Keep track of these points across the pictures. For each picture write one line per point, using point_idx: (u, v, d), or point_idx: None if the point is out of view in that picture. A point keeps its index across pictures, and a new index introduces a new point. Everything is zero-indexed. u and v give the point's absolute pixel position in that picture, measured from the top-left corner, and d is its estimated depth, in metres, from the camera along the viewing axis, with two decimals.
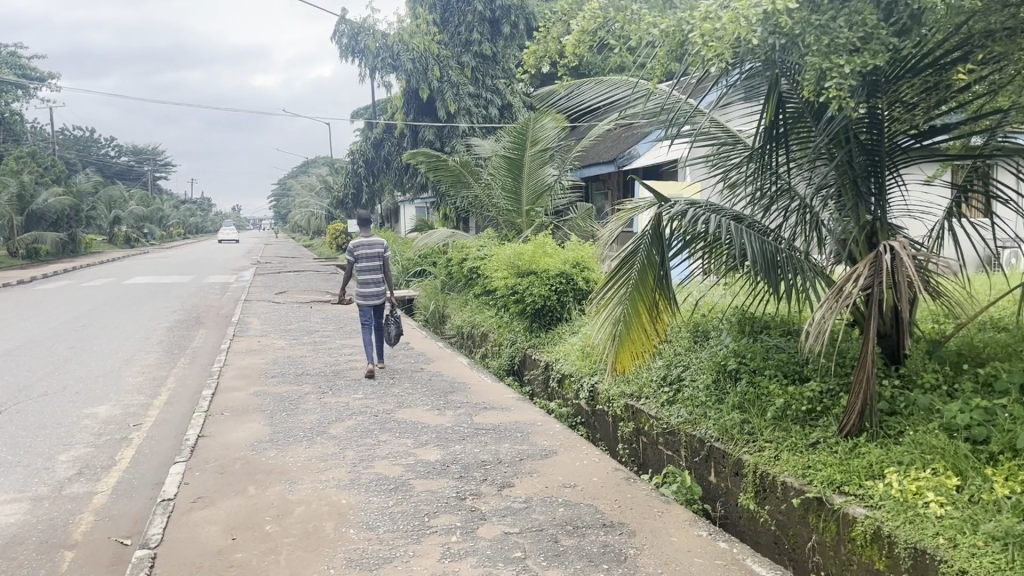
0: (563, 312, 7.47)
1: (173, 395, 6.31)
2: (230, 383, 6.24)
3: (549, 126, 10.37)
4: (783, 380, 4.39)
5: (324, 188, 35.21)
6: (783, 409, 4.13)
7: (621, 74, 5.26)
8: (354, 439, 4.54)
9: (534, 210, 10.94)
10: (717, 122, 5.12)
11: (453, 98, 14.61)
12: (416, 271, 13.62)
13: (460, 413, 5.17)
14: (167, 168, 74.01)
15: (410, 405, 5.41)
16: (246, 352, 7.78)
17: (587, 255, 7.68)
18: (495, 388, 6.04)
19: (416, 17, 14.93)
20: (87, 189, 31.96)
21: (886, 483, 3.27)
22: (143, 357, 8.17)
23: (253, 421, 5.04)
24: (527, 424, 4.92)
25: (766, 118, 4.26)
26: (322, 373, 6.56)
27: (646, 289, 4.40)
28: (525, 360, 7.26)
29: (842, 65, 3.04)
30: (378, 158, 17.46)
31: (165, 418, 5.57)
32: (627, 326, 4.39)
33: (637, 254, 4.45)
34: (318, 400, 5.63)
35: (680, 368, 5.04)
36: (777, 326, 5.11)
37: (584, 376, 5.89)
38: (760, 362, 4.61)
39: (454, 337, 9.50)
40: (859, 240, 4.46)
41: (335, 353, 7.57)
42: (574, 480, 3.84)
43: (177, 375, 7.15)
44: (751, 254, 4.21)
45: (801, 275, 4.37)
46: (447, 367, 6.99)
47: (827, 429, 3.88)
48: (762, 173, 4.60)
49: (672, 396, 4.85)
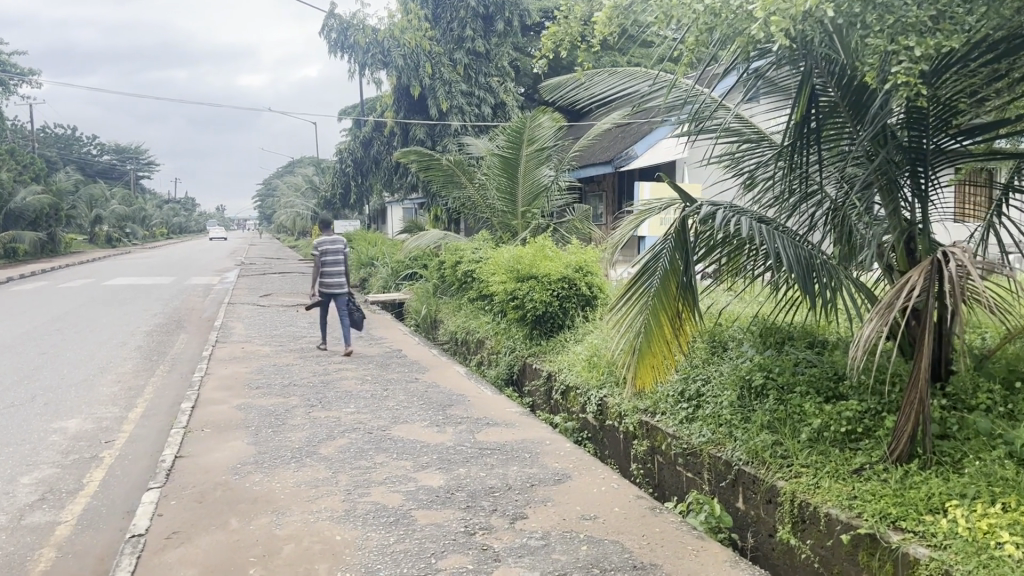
0: (565, 319, 7.09)
1: (150, 408, 5.88)
2: (212, 395, 5.82)
3: (546, 124, 9.98)
4: (816, 397, 4.02)
5: (311, 188, 34.68)
6: (820, 429, 3.77)
7: (638, 66, 4.93)
8: (347, 460, 4.14)
9: (531, 211, 10.56)
10: (741, 118, 4.79)
11: (445, 96, 14.22)
12: (407, 274, 13.21)
13: (461, 431, 4.78)
14: (151, 167, 73.13)
15: (407, 420, 5.02)
16: (229, 361, 7.34)
17: (590, 259, 7.29)
18: (496, 401, 5.66)
19: (407, 12, 14.51)
20: (67, 188, 31.36)
21: (950, 518, 2.93)
22: (119, 364, 7.73)
23: (237, 438, 4.62)
24: (536, 443, 4.54)
25: (797, 114, 3.93)
26: (310, 384, 6.14)
27: (668, 299, 4.01)
28: (525, 369, 6.88)
29: (912, 47, 2.70)
30: (368, 157, 17.03)
31: (140, 435, 5.15)
32: (647, 339, 4.02)
33: (658, 258, 4.06)
34: (307, 414, 5.22)
35: (700, 383, 4.69)
36: (802, 336, 4.75)
37: (591, 389, 5.52)
38: (789, 377, 4.25)
39: (448, 344, 9.11)
40: (897, 245, 4.14)
41: (323, 362, 7.15)
42: (594, 511, 3.46)
43: (156, 385, 6.73)
44: (787, 261, 3.80)
45: (838, 283, 3.98)
46: (443, 377, 6.58)
47: (872, 453, 3.53)
48: (791, 172, 4.27)
49: (692, 413, 4.50)
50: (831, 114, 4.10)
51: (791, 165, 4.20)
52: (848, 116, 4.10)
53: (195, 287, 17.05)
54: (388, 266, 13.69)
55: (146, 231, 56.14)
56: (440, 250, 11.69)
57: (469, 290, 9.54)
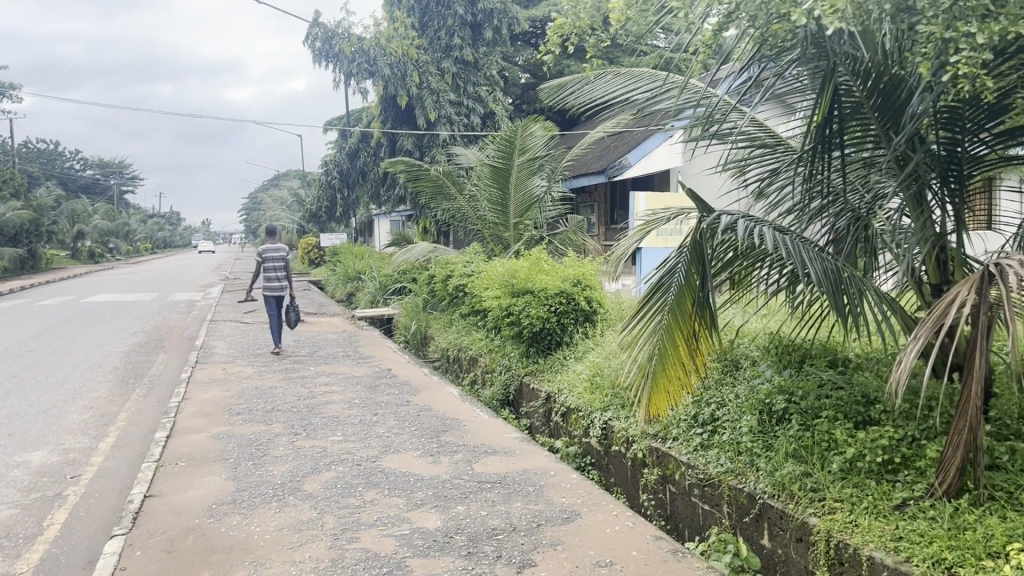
0: (563, 336, 6.74)
1: (122, 438, 5.49)
2: (188, 423, 5.42)
3: (537, 133, 9.67)
4: (845, 421, 3.69)
5: (296, 202, 34.40)
6: (853, 458, 3.45)
7: (645, 67, 4.66)
8: (335, 498, 3.77)
9: (523, 224, 10.26)
10: (755, 121, 4.49)
11: (433, 105, 13.93)
12: (395, 288, 12.87)
13: (458, 461, 4.43)
14: (135, 181, 72.47)
15: (398, 450, 4.66)
16: (209, 383, 6.95)
17: (588, 272, 6.97)
18: (493, 426, 5.31)
19: (394, 20, 14.30)
20: (50, 203, 30.86)
21: (1015, 564, 2.61)
22: (92, 388, 7.33)
23: (213, 473, 4.24)
24: (539, 474, 4.19)
25: (821, 115, 3.64)
26: (294, 409, 5.77)
27: (685, 316, 3.67)
28: (522, 390, 6.53)
29: (973, 34, 2.54)
30: (353, 169, 16.69)
31: (109, 469, 4.76)
32: (662, 362, 3.67)
33: (673, 273, 3.72)
34: (290, 443, 4.85)
35: (714, 407, 4.37)
36: (822, 355, 4.43)
37: (594, 412, 5.18)
38: (813, 401, 3.92)
39: (439, 362, 8.75)
40: (928, 257, 3.83)
41: (308, 384, 6.77)
42: (610, 556, 3.11)
43: (131, 411, 6.33)
44: (816, 274, 3.46)
45: (868, 298, 3.64)
46: (434, 399, 6.21)
47: (914, 486, 3.22)
48: (812, 178, 3.97)
49: (707, 440, 4.19)
50: (855, 115, 3.81)
51: (812, 171, 3.90)
52: (875, 117, 3.80)
53: (177, 304, 16.60)
54: (376, 280, 13.34)
55: (130, 246, 55.52)
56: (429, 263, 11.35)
57: (461, 305, 9.19)
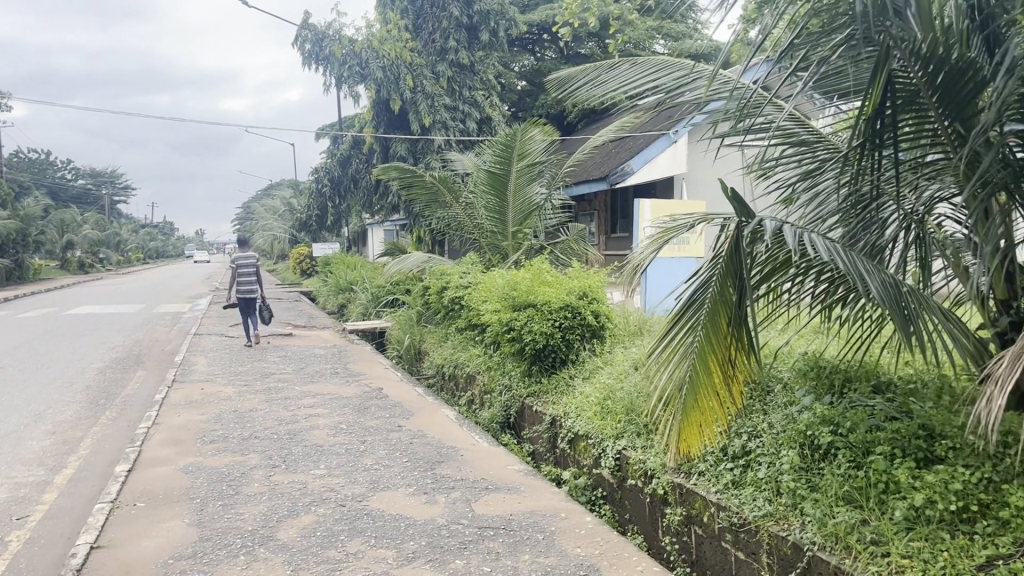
0: (568, 353, 6.22)
1: (82, 470, 4.95)
2: (155, 453, 4.87)
3: (537, 137, 9.18)
4: (906, 460, 3.17)
5: (289, 212, 33.92)
6: (919, 504, 2.94)
7: (663, 56, 4.20)
8: (313, 549, 3.25)
9: (522, 232, 9.76)
10: (794, 118, 4.05)
11: (427, 110, 13.40)
12: (388, 300, 12.34)
13: (455, 501, 3.91)
14: (128, 191, 71.92)
15: (389, 487, 4.13)
16: (185, 405, 6.42)
17: (595, 284, 6.46)
18: (494, 456, 4.78)
19: (387, 22, 13.92)
20: (37, 212, 30.17)
21: None
22: (59, 410, 6.79)
23: (176, 517, 3.70)
24: (548, 517, 3.67)
25: (872, 106, 3.18)
26: (273, 437, 5.23)
27: (720, 337, 3.15)
28: (524, 412, 6.02)
29: None
30: (345, 177, 16.20)
31: (61, 510, 4.22)
32: (694, 391, 3.16)
33: (706, 287, 3.21)
34: (267, 478, 4.32)
35: (746, 438, 3.87)
36: (866, 377, 3.92)
37: (607, 441, 4.65)
38: (865, 431, 3.40)
39: (434, 379, 8.23)
40: (995, 269, 3.34)
41: (292, 407, 6.23)
42: None
43: (96, 437, 5.79)
44: (876, 287, 2.94)
45: (930, 314, 3.13)
46: (427, 423, 5.68)
47: (998, 542, 2.70)
48: (860, 175, 3.49)
49: (740, 477, 3.68)
50: (911, 103, 3.31)
51: (859, 168, 3.41)
52: (936, 109, 3.31)
53: (162, 317, 16.03)
54: (368, 291, 12.83)
55: (121, 256, 54.89)
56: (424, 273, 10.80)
57: (457, 319, 8.68)
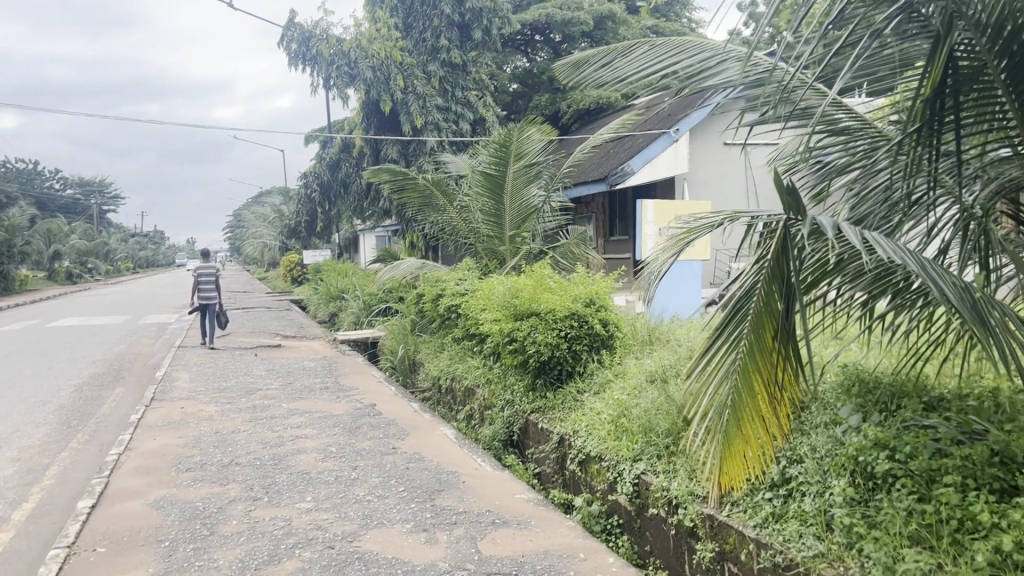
0: (574, 365, 5.76)
1: (43, 505, 4.47)
2: (124, 486, 4.40)
3: (536, 135, 8.70)
4: (986, 492, 2.73)
5: (278, 219, 33.49)
6: (1008, 545, 2.50)
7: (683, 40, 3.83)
8: None
9: (521, 236, 9.33)
10: (834, 104, 3.65)
11: (419, 111, 12.97)
12: (381, 308, 11.94)
13: (459, 539, 3.45)
14: (116, 200, 71.26)
15: (384, 523, 3.66)
16: (163, 427, 5.94)
17: (602, 290, 6.01)
18: (499, 484, 4.31)
19: (376, 21, 13.53)
20: (22, 222, 29.56)
21: None
22: (26, 433, 6.30)
23: (141, 566, 3.24)
24: (566, 559, 3.23)
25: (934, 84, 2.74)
26: (254, 464, 4.77)
27: (765, 356, 2.72)
28: (528, 429, 5.59)
29: None
30: (334, 181, 15.75)
31: (11, 555, 3.73)
32: (736, 418, 2.73)
33: (750, 297, 2.77)
34: (248, 514, 3.86)
35: (788, 463, 3.44)
36: (916, 392, 3.50)
37: (624, 464, 4.20)
38: (929, 457, 2.97)
39: (430, 392, 7.79)
40: None
41: (277, 428, 5.75)
42: None
43: (63, 465, 5.30)
44: (951, 290, 2.50)
45: (1009, 320, 2.70)
46: (423, 444, 5.20)
47: None
48: (915, 164, 3.06)
49: (784, 508, 3.25)
50: (974, 83, 2.88)
51: (916, 157, 2.98)
52: (1006, 87, 2.86)
53: (148, 327, 15.51)
54: (360, 299, 12.40)
55: (109, 265, 54.21)
56: (417, 280, 10.37)
57: (454, 327, 8.23)
